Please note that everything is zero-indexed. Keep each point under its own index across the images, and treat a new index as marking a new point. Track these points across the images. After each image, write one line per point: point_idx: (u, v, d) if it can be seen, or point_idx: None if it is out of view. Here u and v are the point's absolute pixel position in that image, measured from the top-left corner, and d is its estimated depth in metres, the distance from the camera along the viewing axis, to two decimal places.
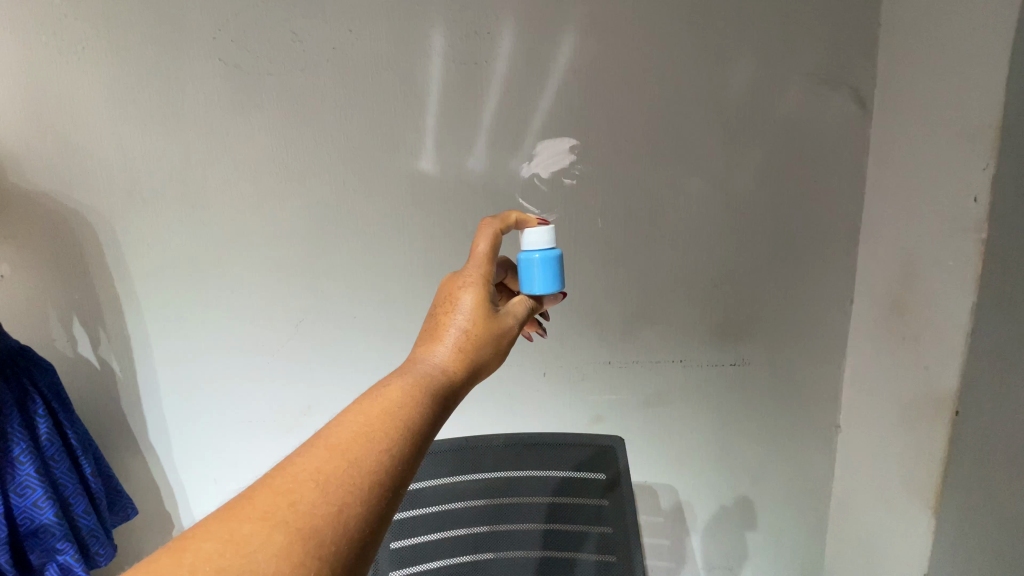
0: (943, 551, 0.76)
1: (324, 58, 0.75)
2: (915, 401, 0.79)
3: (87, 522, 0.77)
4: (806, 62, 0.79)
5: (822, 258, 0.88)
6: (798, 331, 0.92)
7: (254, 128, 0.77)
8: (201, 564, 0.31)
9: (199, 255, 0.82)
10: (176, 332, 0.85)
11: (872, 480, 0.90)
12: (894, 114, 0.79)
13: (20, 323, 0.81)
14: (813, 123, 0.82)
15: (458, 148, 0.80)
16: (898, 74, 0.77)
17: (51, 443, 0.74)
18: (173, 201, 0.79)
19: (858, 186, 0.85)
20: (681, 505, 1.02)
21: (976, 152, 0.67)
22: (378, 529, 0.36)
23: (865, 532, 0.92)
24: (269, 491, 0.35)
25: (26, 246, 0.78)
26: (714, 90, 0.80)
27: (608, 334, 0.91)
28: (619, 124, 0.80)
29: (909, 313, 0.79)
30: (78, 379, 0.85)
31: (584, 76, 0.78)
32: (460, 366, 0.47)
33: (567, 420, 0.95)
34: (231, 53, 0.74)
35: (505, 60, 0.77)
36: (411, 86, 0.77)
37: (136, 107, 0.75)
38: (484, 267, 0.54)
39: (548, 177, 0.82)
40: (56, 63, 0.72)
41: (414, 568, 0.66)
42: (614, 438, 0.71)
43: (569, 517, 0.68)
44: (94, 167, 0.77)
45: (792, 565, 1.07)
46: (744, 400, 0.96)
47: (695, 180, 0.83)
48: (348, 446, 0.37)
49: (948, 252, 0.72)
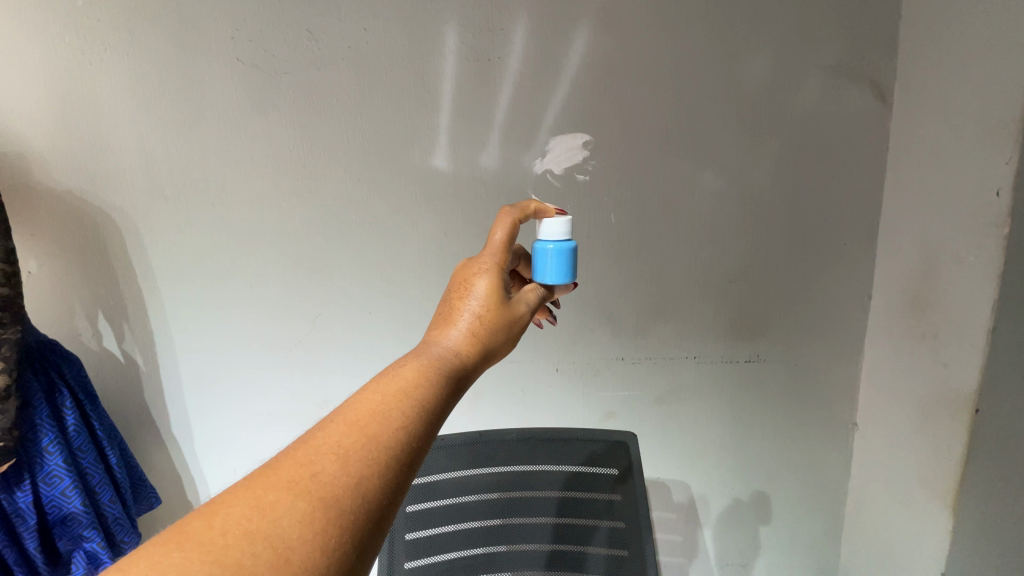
0: (961, 550, 0.75)
1: (339, 57, 0.76)
2: (935, 398, 0.78)
3: (113, 511, 0.80)
4: (823, 55, 0.78)
5: (839, 254, 0.87)
6: (813, 327, 0.91)
7: (271, 127, 0.79)
8: (230, 528, 0.32)
9: (218, 252, 0.84)
10: (197, 324, 0.87)
11: (889, 477, 0.89)
12: (915, 108, 0.77)
13: (46, 316, 0.83)
14: (831, 116, 0.81)
15: (472, 144, 0.80)
16: (920, 66, 0.76)
17: (78, 434, 0.76)
18: (192, 198, 0.81)
19: (876, 180, 0.84)
20: (694, 501, 1.02)
21: (1000, 145, 0.66)
22: (393, 502, 0.36)
23: (882, 530, 0.91)
24: (293, 461, 0.36)
25: (51, 241, 0.80)
26: (730, 84, 0.79)
27: (620, 329, 0.91)
28: (633, 119, 0.80)
29: (929, 309, 0.78)
30: (103, 372, 0.87)
31: (598, 71, 0.78)
32: (473, 349, 0.47)
33: (580, 415, 0.95)
34: (249, 54, 0.76)
35: (518, 56, 0.77)
36: (425, 84, 0.78)
37: (155, 106, 0.77)
38: (500, 256, 0.54)
39: (560, 173, 0.82)
40: (79, 65, 0.74)
41: (429, 559, 0.66)
42: (626, 433, 0.72)
43: (581, 510, 0.69)
44: (116, 165, 0.79)
45: (805, 563, 1.06)
46: (757, 397, 0.95)
47: (710, 175, 0.83)
48: (368, 421, 0.38)
49: (969, 247, 0.71)
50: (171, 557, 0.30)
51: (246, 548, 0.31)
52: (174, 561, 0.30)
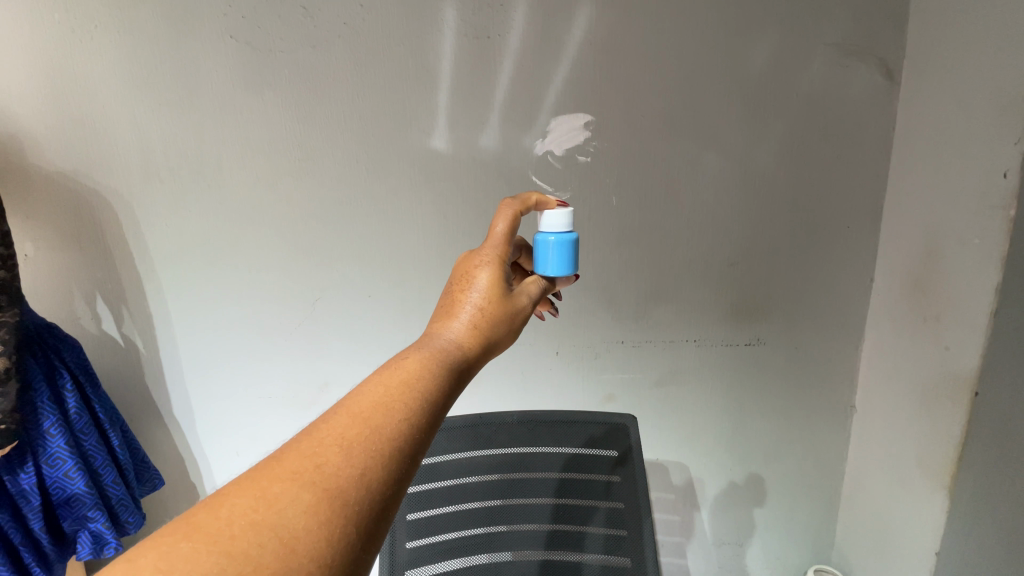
0: (956, 529, 0.76)
1: (335, 34, 0.74)
2: (935, 381, 0.78)
3: (117, 492, 0.81)
4: (831, 32, 0.76)
5: (842, 237, 0.87)
6: (814, 310, 0.91)
7: (267, 107, 0.77)
8: (236, 519, 0.32)
9: (215, 235, 0.83)
10: (196, 308, 0.87)
11: (887, 459, 0.90)
12: (923, 88, 0.76)
13: (44, 299, 0.83)
14: (838, 96, 0.79)
15: (471, 124, 0.79)
16: (929, 44, 0.74)
17: (79, 417, 0.76)
18: (188, 180, 0.80)
19: (881, 162, 0.83)
20: (693, 483, 1.03)
21: (1008, 124, 0.65)
22: (397, 493, 0.36)
23: (878, 510, 0.93)
24: (297, 453, 0.35)
25: (46, 224, 0.79)
26: (734, 64, 0.77)
27: (620, 313, 0.90)
28: (635, 99, 0.78)
29: (931, 292, 0.77)
30: (103, 355, 0.87)
31: (600, 49, 0.76)
32: (475, 342, 0.47)
33: (580, 398, 0.95)
34: (242, 31, 0.74)
35: (518, 33, 0.75)
36: (423, 62, 0.76)
37: (148, 86, 0.75)
38: (501, 249, 0.53)
39: (561, 154, 0.81)
40: (69, 43, 0.72)
41: (430, 538, 0.67)
42: (626, 416, 0.73)
43: (580, 491, 0.69)
44: (111, 147, 0.77)
45: (801, 542, 1.07)
46: (757, 380, 0.96)
47: (713, 157, 0.82)
48: (370, 413, 0.38)
49: (975, 229, 0.70)
50: (179, 547, 0.30)
51: (252, 539, 0.31)
52: (181, 552, 0.30)
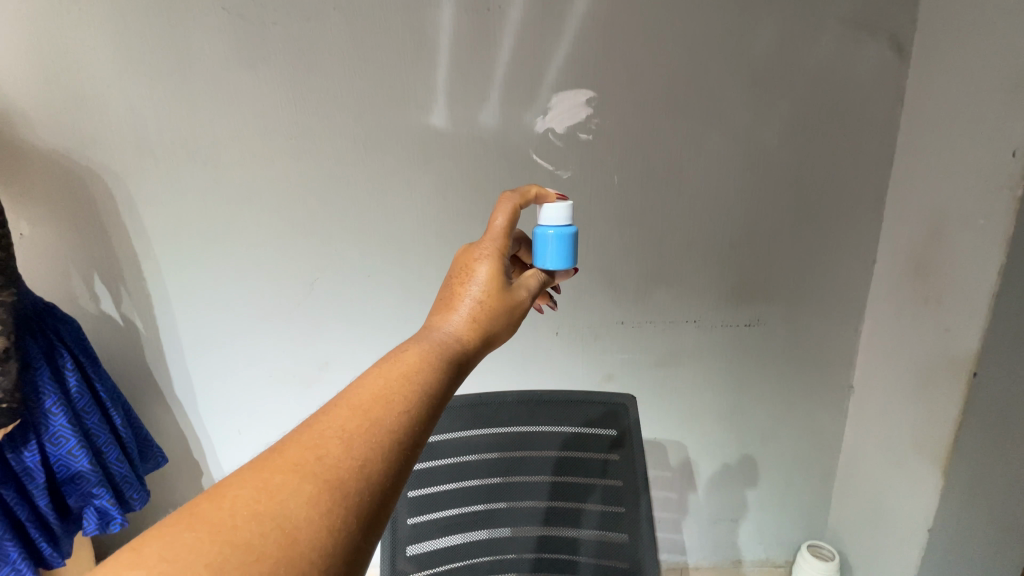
0: (949, 507, 0.77)
1: (331, 6, 0.72)
2: (934, 362, 0.78)
3: (120, 469, 0.82)
4: (841, 6, 0.74)
5: (845, 217, 0.86)
6: (815, 291, 0.91)
7: (262, 83, 0.75)
8: (238, 509, 0.32)
9: (212, 214, 0.82)
10: (195, 288, 0.86)
11: (883, 438, 0.91)
12: (934, 64, 0.74)
13: (42, 279, 0.82)
14: (846, 73, 0.78)
15: (471, 100, 0.77)
16: (943, 18, 0.72)
17: (81, 396, 0.77)
18: (184, 158, 0.78)
19: (888, 141, 0.82)
20: (690, 461, 1.04)
21: (1020, 102, 0.63)
22: (397, 484, 0.36)
23: (872, 488, 0.94)
24: (298, 445, 0.35)
25: (40, 202, 0.78)
26: (741, 39, 0.75)
27: (621, 293, 0.90)
28: (639, 75, 0.76)
29: (934, 273, 0.77)
30: (103, 335, 0.87)
31: (604, 22, 0.74)
32: (474, 335, 0.47)
33: (579, 378, 0.96)
34: (235, 2, 0.71)
35: (519, 5, 0.73)
36: (422, 36, 0.74)
37: (140, 61, 0.73)
38: (501, 241, 0.53)
39: (563, 132, 0.79)
40: (57, 15, 0.70)
41: (430, 514, 0.68)
42: (625, 396, 0.73)
43: (579, 470, 0.70)
44: (104, 123, 0.76)
45: (795, 519, 1.09)
46: (756, 360, 0.96)
47: (717, 135, 0.80)
48: (370, 406, 0.38)
49: (981, 209, 0.69)
50: (182, 537, 0.30)
51: (255, 529, 0.31)
52: (185, 541, 0.30)
